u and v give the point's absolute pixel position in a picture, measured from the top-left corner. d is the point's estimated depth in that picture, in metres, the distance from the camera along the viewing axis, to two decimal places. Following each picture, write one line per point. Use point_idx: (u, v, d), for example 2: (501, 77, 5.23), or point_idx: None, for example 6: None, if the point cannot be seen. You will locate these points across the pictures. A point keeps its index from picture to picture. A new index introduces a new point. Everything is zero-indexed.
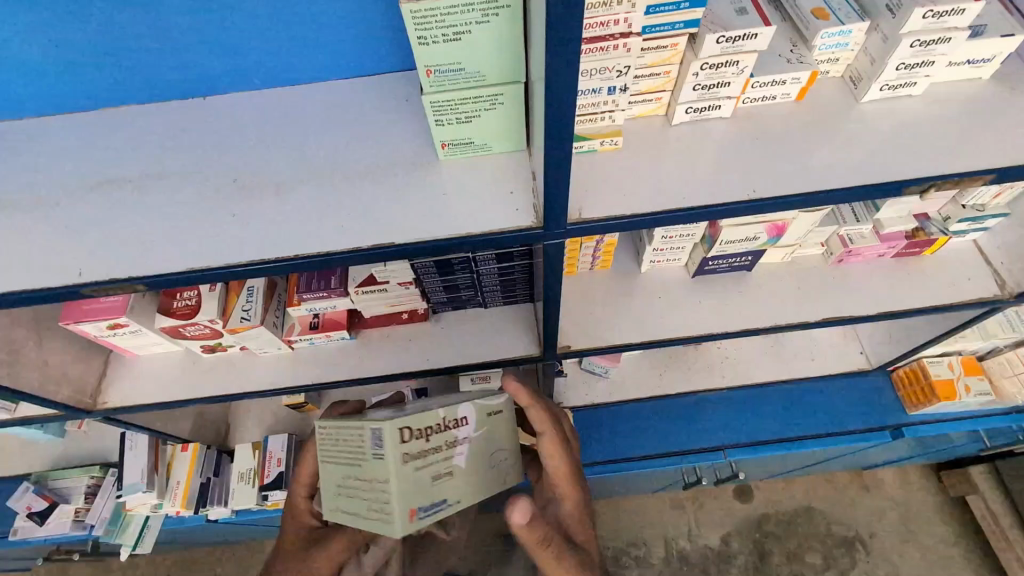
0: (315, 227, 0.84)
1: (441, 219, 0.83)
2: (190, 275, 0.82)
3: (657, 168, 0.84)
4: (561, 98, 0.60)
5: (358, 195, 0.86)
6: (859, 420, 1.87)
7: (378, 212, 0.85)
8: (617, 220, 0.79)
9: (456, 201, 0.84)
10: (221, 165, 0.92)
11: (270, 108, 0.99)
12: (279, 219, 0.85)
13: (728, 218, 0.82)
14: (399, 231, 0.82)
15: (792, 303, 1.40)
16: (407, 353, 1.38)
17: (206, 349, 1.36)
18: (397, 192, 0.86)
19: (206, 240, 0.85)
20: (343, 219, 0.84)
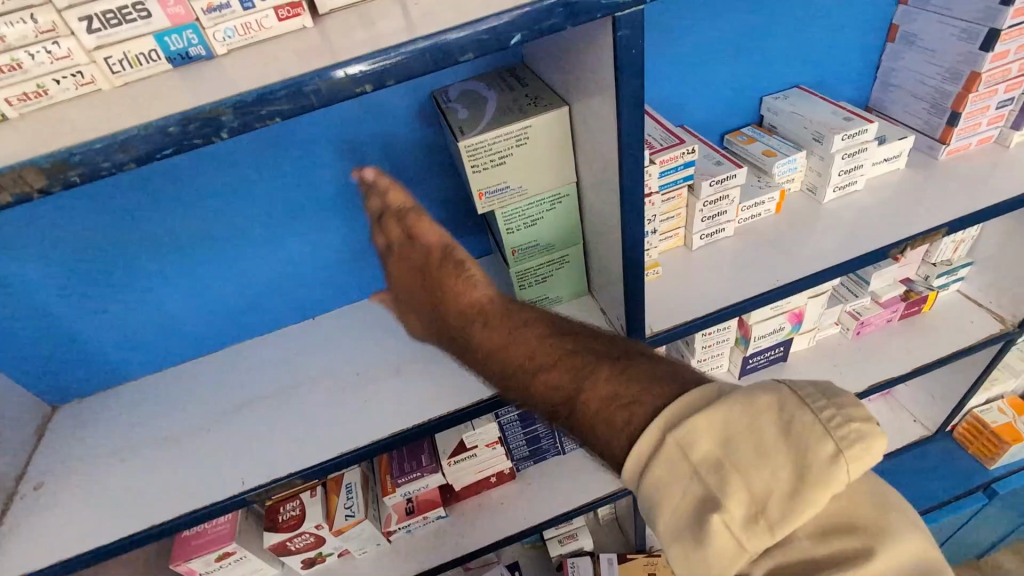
0: (440, 393, 0.99)
1: None
2: (342, 460, 0.94)
3: (696, 282, 1.06)
4: (634, 244, 0.83)
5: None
6: (944, 490, 1.85)
7: None
8: (683, 327, 0.98)
9: None
10: (342, 366, 1.10)
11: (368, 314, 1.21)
12: (408, 394, 1.01)
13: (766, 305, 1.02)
14: None
15: (836, 381, 1.52)
16: (502, 518, 1.41)
17: (306, 563, 1.36)
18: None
19: (350, 426, 0.98)
20: (461, 380, 1.01)
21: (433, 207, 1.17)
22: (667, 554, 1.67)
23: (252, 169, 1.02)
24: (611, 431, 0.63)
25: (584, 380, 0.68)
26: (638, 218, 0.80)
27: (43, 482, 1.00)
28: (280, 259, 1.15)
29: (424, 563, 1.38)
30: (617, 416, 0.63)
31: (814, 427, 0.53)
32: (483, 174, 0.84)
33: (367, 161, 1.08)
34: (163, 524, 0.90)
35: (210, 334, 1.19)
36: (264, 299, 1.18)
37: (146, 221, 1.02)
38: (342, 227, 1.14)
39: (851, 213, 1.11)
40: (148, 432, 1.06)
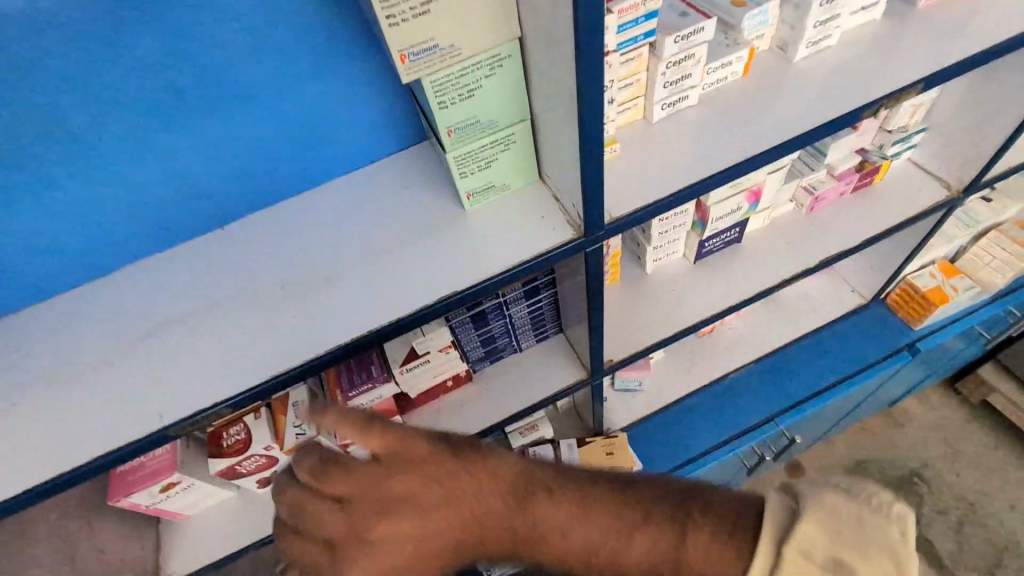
0: (378, 301, 0.88)
1: (490, 258, 0.89)
2: (273, 381, 0.84)
3: (657, 160, 0.95)
4: (590, 112, 0.70)
5: (407, 261, 0.91)
6: (874, 353, 1.97)
7: (431, 270, 0.90)
8: (646, 209, 0.89)
9: (499, 238, 0.90)
10: (262, 277, 0.95)
11: (285, 216, 1.03)
12: (343, 304, 0.89)
13: (732, 180, 0.93)
14: (458, 280, 0.88)
15: (788, 258, 1.52)
16: (463, 419, 1.39)
17: (262, 483, 1.31)
18: (440, 248, 0.92)
19: (280, 345, 0.87)
20: (402, 284, 0.89)
21: (352, 86, 0.98)
22: (622, 434, 1.75)
23: (97, 35, 0.78)
24: (647, 552, 0.69)
25: (630, 539, 0.70)
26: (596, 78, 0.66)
27: None
28: (164, 158, 0.94)
29: None
30: (645, 544, 0.69)
31: (878, 517, 0.63)
32: (400, 26, 0.67)
33: (256, 24, 0.85)
34: (77, 469, 0.80)
35: (97, 254, 1.00)
36: (153, 207, 0.99)
37: None
38: (236, 113, 0.93)
39: (823, 72, 1.01)
40: (39, 372, 0.90)
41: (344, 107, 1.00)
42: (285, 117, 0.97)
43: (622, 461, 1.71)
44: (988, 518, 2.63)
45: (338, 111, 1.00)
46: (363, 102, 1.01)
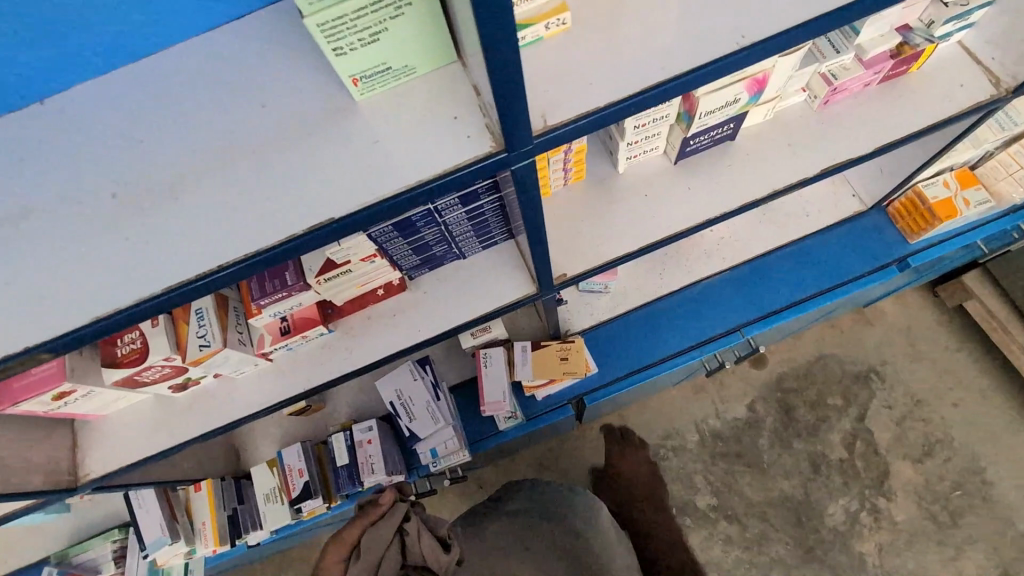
0: (235, 221, 0.68)
1: (379, 172, 0.68)
2: (102, 323, 0.66)
3: (620, 43, 0.71)
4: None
5: (274, 172, 0.69)
6: (861, 266, 1.81)
7: (304, 185, 0.69)
8: (587, 118, 0.67)
9: (394, 145, 0.68)
10: (86, 182, 0.70)
11: (118, 90, 0.74)
12: (192, 221, 0.69)
13: (714, 78, 0.71)
14: (337, 201, 0.68)
15: (787, 160, 1.28)
16: (395, 331, 1.25)
17: (176, 388, 1.22)
18: (318, 156, 0.69)
19: (110, 276, 0.67)
20: (267, 204, 0.68)
21: None
22: (576, 338, 1.66)
23: None
24: None
25: None
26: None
27: None
28: None
29: (312, 379, 1.26)
30: None
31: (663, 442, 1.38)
32: None
33: None
34: None
35: None
36: None
37: None
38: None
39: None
40: None
41: None
42: None
43: (574, 365, 1.65)
44: (933, 414, 2.74)
45: None
46: None
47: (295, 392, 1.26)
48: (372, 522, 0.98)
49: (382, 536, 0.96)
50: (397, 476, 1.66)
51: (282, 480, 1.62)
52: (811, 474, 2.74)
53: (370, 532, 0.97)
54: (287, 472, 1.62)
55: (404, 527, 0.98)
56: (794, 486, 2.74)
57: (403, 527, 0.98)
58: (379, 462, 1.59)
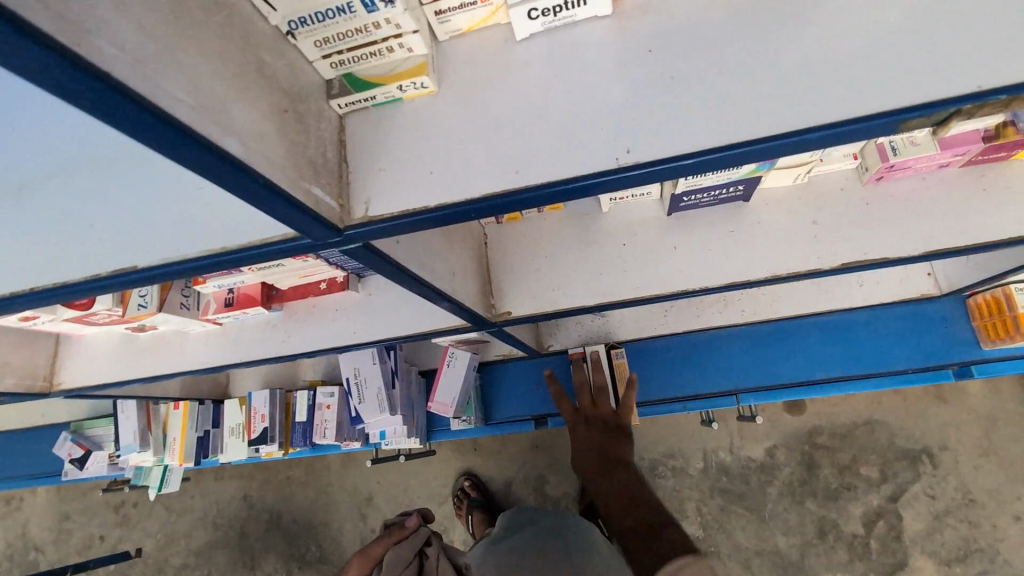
0: (58, 257, 0.64)
1: (195, 233, 0.60)
2: None
3: (494, 118, 0.53)
4: (99, 103, 0.33)
5: (33, 222, 0.56)
6: (906, 360, 1.51)
7: (122, 237, 0.60)
8: (415, 216, 0.53)
9: (203, 205, 0.56)
10: None
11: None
12: (11, 252, 0.63)
13: (610, 191, 0.52)
14: (152, 250, 0.62)
15: (807, 238, 1.02)
16: (333, 327, 1.22)
17: (135, 329, 1.29)
18: (70, 212, 0.56)
19: None
20: (54, 246, 0.62)
21: None
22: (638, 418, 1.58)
23: None
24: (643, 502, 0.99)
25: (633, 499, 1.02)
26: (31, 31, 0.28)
27: None
28: None
29: (252, 353, 1.29)
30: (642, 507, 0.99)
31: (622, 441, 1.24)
32: None
33: None
34: None
35: None
36: None
37: None
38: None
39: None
40: None
41: None
42: None
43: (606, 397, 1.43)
44: (984, 521, 2.33)
45: None
46: None
47: (234, 360, 1.29)
48: (397, 541, 0.96)
49: (404, 555, 0.94)
50: (354, 442, 1.71)
51: (246, 419, 1.72)
52: (813, 538, 2.46)
53: (394, 551, 0.94)
54: (252, 414, 1.71)
55: (424, 550, 0.97)
56: (790, 545, 2.47)
57: (423, 551, 0.98)
58: (331, 428, 1.64)
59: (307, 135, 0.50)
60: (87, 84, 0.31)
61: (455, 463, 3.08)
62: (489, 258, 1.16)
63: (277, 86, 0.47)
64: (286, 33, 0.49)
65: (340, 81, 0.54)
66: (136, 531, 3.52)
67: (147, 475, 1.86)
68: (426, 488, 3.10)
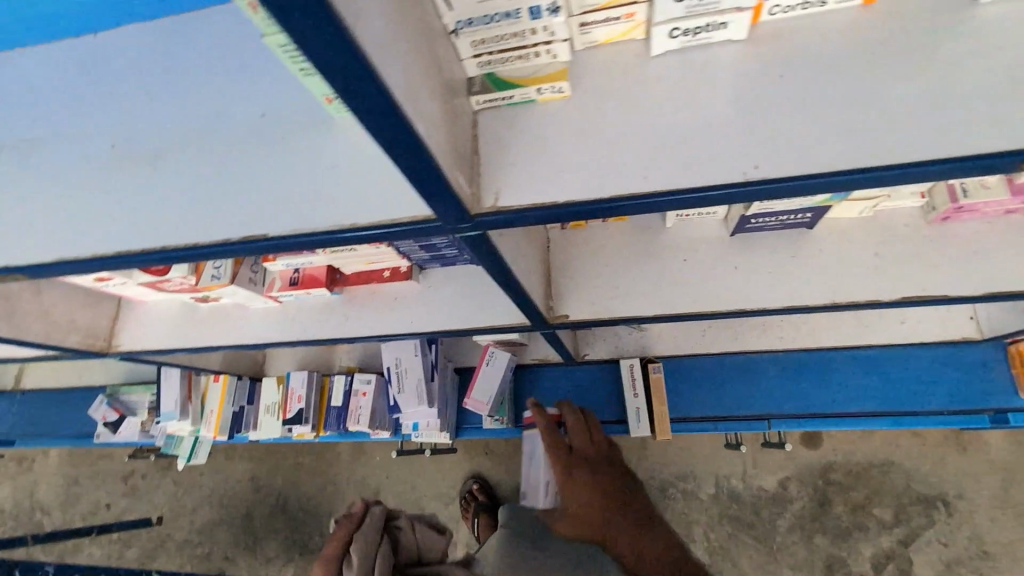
0: (191, 213, 0.68)
1: (325, 206, 0.63)
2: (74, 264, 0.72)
3: (624, 125, 0.57)
4: (341, 68, 0.37)
5: (221, 175, 0.68)
6: (943, 401, 1.52)
7: (263, 201, 0.66)
8: (541, 210, 0.57)
9: (349, 180, 0.63)
10: (86, 126, 0.73)
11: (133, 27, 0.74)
12: (157, 205, 0.69)
13: (733, 203, 0.54)
14: (280, 217, 0.65)
15: (868, 270, 1.05)
16: (391, 314, 1.26)
17: (199, 299, 1.34)
18: (247, 169, 0.67)
19: (86, 221, 0.71)
20: (199, 203, 0.68)
21: None
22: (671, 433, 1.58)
23: None
24: None
25: None
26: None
27: None
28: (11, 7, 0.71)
29: (307, 333, 1.33)
30: None
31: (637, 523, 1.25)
32: None
33: None
34: None
35: None
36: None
37: None
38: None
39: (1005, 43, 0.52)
40: None
41: None
42: None
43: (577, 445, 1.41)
44: None
45: None
46: None
47: (290, 338, 1.33)
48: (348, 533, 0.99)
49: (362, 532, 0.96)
50: (383, 432, 1.74)
51: (283, 398, 1.76)
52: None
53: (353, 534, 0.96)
54: (289, 394, 1.75)
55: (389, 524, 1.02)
56: None
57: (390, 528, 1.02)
58: (366, 415, 1.67)
59: (458, 126, 0.54)
60: (341, 50, 0.36)
61: (465, 466, 3.09)
62: (551, 262, 1.20)
63: (444, 77, 0.51)
64: (451, 31, 0.53)
65: (483, 79, 0.58)
66: (143, 503, 3.55)
67: (177, 445, 1.91)
68: (434, 488, 3.12)
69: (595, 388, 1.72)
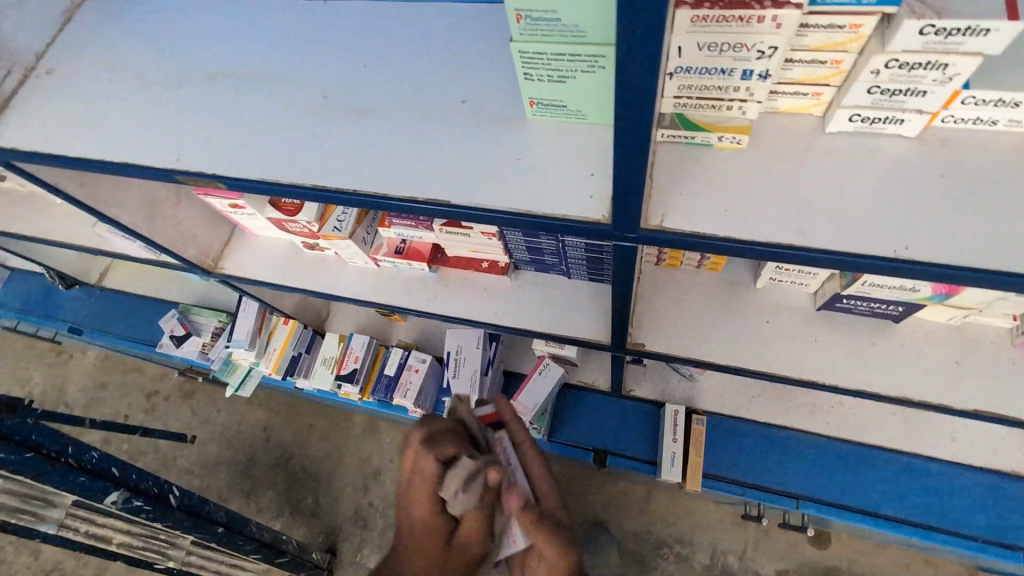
0: (382, 168, 0.79)
1: (505, 190, 0.73)
2: (261, 185, 0.82)
3: (791, 186, 0.65)
4: (635, 86, 0.47)
5: (420, 139, 0.79)
6: (978, 526, 1.52)
7: (451, 171, 0.76)
8: (702, 239, 0.64)
9: (530, 172, 0.73)
10: (318, 74, 0.88)
11: (376, 12, 0.91)
12: (357, 154, 0.81)
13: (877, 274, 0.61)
14: (461, 191, 0.75)
15: (943, 375, 1.09)
16: (478, 302, 1.36)
17: (307, 245, 1.46)
18: (442, 140, 0.78)
19: (292, 151, 0.84)
20: (395, 159, 0.79)
21: None
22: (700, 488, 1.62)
23: None
24: None
25: None
26: (660, 33, 0.42)
27: (52, 71, 1.01)
28: None
29: (395, 299, 1.42)
30: None
31: None
32: None
33: None
34: (110, 166, 0.90)
35: None
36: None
37: None
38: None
39: None
40: (128, 57, 0.99)
41: None
42: None
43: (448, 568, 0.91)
44: None
45: None
46: None
47: (379, 300, 1.43)
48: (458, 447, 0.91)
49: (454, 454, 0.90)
50: (419, 411, 1.81)
51: (340, 355, 1.86)
52: None
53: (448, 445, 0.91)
54: (347, 353, 1.84)
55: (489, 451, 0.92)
56: None
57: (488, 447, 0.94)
58: (413, 391, 1.75)
59: None
60: (646, 74, 0.45)
61: None
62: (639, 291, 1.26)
63: None
64: (669, 74, 0.62)
65: (673, 117, 0.67)
66: None
67: (230, 373, 2.03)
68: None
69: (633, 423, 1.77)
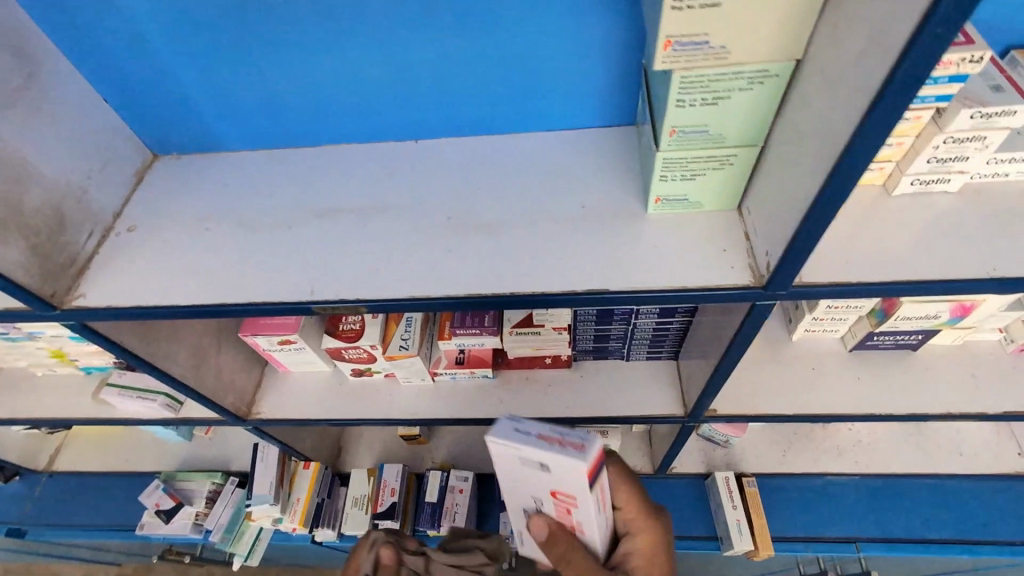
0: (528, 270, 0.87)
1: (653, 273, 0.83)
2: (412, 302, 0.87)
3: (887, 238, 0.81)
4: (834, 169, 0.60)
5: (555, 242, 0.90)
6: (1015, 531, 1.65)
7: (596, 266, 0.86)
8: (847, 287, 0.77)
9: (669, 256, 0.85)
10: (433, 199, 0.99)
11: (471, 148, 1.08)
12: (498, 261, 0.89)
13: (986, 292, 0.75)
14: (613, 281, 0.84)
15: (970, 387, 1.28)
16: (545, 398, 1.39)
17: (355, 372, 1.41)
18: (576, 240, 0.89)
19: (433, 268, 0.90)
20: (537, 261, 0.88)
21: None
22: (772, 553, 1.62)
23: None
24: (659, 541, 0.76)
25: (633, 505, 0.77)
26: None
27: (135, 227, 1.00)
28: (400, 106, 1.05)
29: (459, 410, 1.41)
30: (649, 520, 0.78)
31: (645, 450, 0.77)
32: (682, 10, 0.60)
33: None
34: (232, 308, 0.89)
35: (291, 126, 1.09)
36: (364, 124, 1.08)
37: (263, 51, 0.96)
38: (457, 33, 0.93)
39: None
40: (224, 205, 1.03)
41: (554, 80, 1.00)
42: (492, 97, 1.03)
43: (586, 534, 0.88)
44: None
45: (551, 88, 1.01)
46: (576, 93, 1.02)
47: (441, 415, 1.40)
48: None
49: None
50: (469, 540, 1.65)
51: (373, 491, 1.71)
52: None
53: None
54: (380, 488, 1.69)
55: None
56: None
57: None
58: (463, 513, 1.64)
59: None
60: None
61: None
62: None
63: None
64: None
65: None
66: None
67: (235, 540, 1.82)
68: None
69: (685, 501, 1.77)
